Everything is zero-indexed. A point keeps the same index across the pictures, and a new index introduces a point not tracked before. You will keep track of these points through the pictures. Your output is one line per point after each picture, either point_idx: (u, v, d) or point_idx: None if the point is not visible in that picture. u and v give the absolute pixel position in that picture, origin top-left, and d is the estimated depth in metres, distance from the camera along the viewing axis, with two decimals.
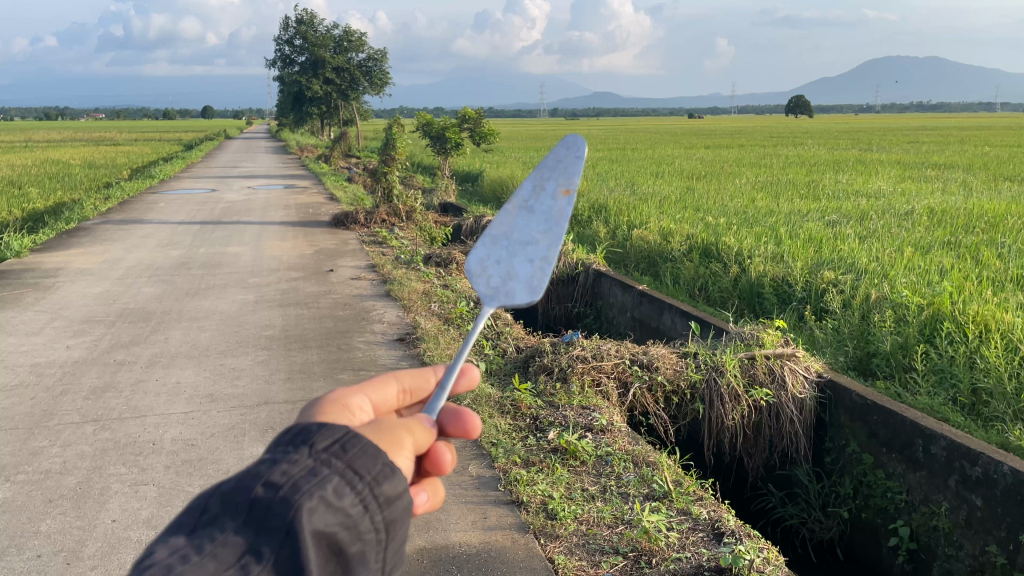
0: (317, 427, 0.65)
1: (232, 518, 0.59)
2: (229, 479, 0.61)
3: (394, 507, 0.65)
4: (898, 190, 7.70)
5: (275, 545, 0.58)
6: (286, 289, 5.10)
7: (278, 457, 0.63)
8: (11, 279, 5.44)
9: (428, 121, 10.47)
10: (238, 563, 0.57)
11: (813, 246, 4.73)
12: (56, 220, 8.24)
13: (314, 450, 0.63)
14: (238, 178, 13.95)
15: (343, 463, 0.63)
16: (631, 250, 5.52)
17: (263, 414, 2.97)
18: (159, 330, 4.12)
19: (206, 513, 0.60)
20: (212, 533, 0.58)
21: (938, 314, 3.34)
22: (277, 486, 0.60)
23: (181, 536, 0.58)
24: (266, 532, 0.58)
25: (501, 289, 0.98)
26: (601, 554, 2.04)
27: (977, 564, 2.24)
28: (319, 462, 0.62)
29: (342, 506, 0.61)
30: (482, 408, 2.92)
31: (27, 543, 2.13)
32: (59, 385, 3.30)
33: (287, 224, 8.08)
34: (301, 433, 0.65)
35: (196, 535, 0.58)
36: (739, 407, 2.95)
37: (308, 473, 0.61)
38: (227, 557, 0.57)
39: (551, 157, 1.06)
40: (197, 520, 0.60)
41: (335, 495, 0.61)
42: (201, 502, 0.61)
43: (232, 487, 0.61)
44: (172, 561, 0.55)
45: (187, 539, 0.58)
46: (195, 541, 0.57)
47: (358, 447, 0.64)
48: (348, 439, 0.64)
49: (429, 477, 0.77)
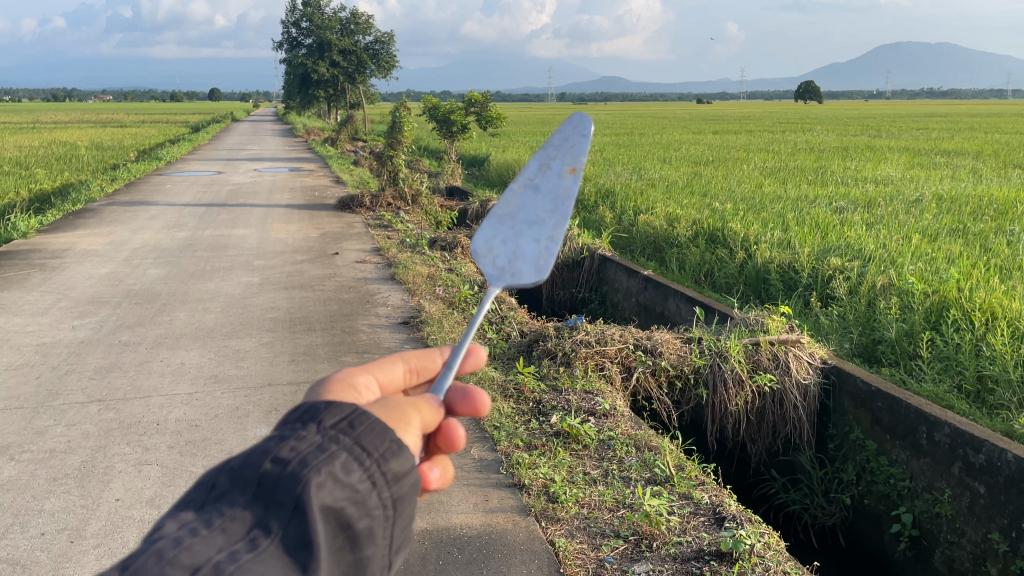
0: (326, 403, 0.64)
1: (242, 493, 0.59)
2: (238, 455, 0.61)
3: (402, 484, 0.64)
4: (907, 176, 7.64)
5: (283, 520, 0.58)
6: (291, 271, 5.11)
7: (287, 433, 0.62)
8: (16, 259, 5.46)
9: (435, 105, 10.44)
10: (246, 537, 0.57)
11: (819, 232, 4.70)
12: (63, 201, 8.28)
13: (322, 426, 0.62)
14: (245, 161, 13.98)
15: (351, 440, 0.62)
16: (637, 235, 5.50)
17: (267, 395, 2.98)
18: (164, 311, 4.13)
19: (216, 488, 0.60)
20: (221, 508, 0.58)
21: (944, 301, 3.33)
22: (285, 462, 0.60)
23: (191, 512, 0.59)
24: (275, 507, 0.58)
25: (508, 269, 0.97)
26: (601, 537, 2.05)
27: (979, 551, 2.24)
28: (328, 438, 0.61)
29: (350, 482, 0.61)
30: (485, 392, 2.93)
31: (32, 521, 2.15)
32: (64, 365, 3.32)
33: (293, 206, 8.08)
34: (309, 410, 0.64)
35: (205, 510, 0.59)
36: (744, 391, 2.93)
37: (315, 449, 0.60)
38: (236, 532, 0.57)
39: (558, 135, 1.04)
40: (207, 495, 0.60)
41: (344, 471, 0.60)
42: (212, 478, 0.61)
43: (242, 463, 0.61)
44: (181, 535, 0.56)
45: (196, 514, 0.58)
46: (204, 516, 0.58)
47: (365, 424, 0.63)
48: (356, 416, 0.63)
49: (439, 452, 0.75)
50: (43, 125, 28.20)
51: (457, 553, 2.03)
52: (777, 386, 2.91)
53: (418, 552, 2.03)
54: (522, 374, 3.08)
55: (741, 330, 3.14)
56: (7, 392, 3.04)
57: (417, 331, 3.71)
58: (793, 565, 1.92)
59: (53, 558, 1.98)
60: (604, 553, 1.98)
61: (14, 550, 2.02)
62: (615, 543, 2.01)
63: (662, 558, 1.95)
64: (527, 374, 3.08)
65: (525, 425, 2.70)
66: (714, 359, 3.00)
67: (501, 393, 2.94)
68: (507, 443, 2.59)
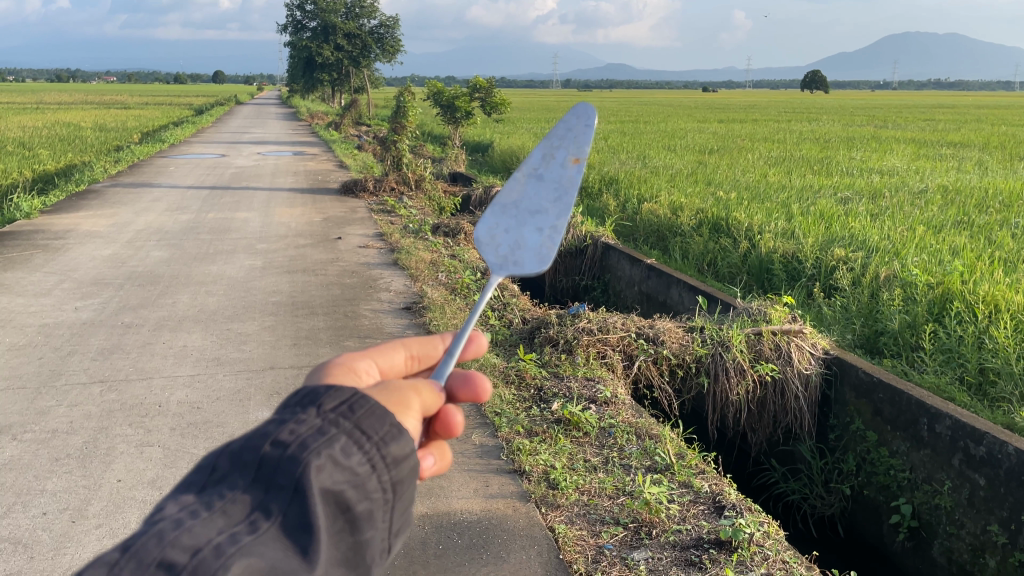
0: (325, 388, 0.64)
1: (242, 476, 0.59)
2: (238, 438, 0.61)
3: (402, 468, 0.64)
4: (913, 168, 7.61)
5: (283, 502, 0.58)
6: (294, 255, 5.11)
7: (287, 417, 0.62)
8: (19, 239, 5.47)
9: (439, 90, 10.40)
10: (247, 519, 0.57)
11: (824, 223, 4.69)
12: (66, 181, 8.28)
13: (322, 410, 0.62)
14: (249, 144, 13.96)
15: (351, 423, 0.62)
16: (640, 223, 5.49)
17: (269, 378, 2.98)
18: (167, 293, 4.14)
19: (216, 471, 0.60)
20: (221, 491, 0.58)
21: (947, 293, 3.32)
22: (286, 445, 0.60)
23: (191, 494, 0.59)
24: (275, 489, 0.58)
25: (510, 258, 0.97)
26: (601, 524, 2.05)
27: (977, 543, 2.24)
28: (328, 421, 0.61)
29: (350, 465, 0.61)
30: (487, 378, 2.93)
31: (33, 501, 2.15)
32: (67, 346, 3.33)
33: (296, 190, 8.07)
34: (309, 394, 0.64)
35: (205, 493, 0.58)
36: (745, 381, 2.93)
37: (315, 432, 0.60)
38: (236, 514, 0.57)
39: (562, 125, 1.05)
40: (207, 477, 0.60)
41: (343, 454, 0.61)
42: (212, 460, 0.61)
43: (242, 446, 0.61)
44: (181, 516, 0.56)
45: (197, 496, 0.58)
46: (204, 499, 0.58)
47: (365, 408, 0.63)
48: (356, 399, 0.63)
49: (438, 438, 0.75)
50: (46, 106, 28.10)
51: (456, 538, 2.04)
52: (778, 376, 2.91)
53: (417, 537, 2.03)
54: (524, 361, 3.08)
55: (743, 320, 3.13)
56: (9, 372, 3.04)
57: (419, 316, 3.71)
58: (792, 554, 1.93)
59: (55, 538, 1.99)
60: (604, 539, 1.98)
61: (15, 529, 2.02)
62: (615, 530, 2.02)
63: (661, 545, 1.95)
64: (529, 361, 3.08)
65: (526, 411, 2.71)
66: (716, 349, 3.00)
67: (502, 380, 2.94)
68: (507, 430, 2.60)
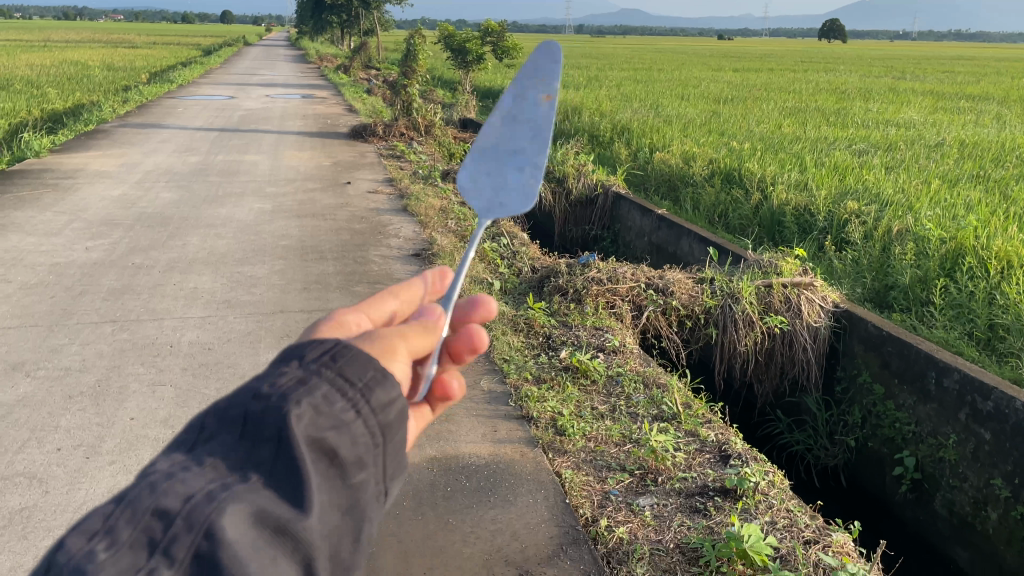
0: (308, 344, 0.65)
1: (229, 433, 0.59)
2: (223, 398, 0.62)
3: (389, 412, 0.64)
4: (930, 121, 7.46)
5: (270, 453, 0.57)
6: (304, 199, 5.09)
7: (269, 373, 0.63)
8: (29, 179, 5.47)
9: (450, 34, 10.23)
10: (234, 472, 0.56)
11: (837, 175, 4.63)
12: (75, 121, 8.25)
13: (304, 362, 0.62)
14: (258, 87, 13.82)
15: (334, 371, 0.62)
16: (652, 173, 5.43)
17: (279, 322, 3.00)
18: (177, 235, 4.14)
19: (204, 430, 0.60)
20: (210, 448, 0.58)
21: (960, 248, 3.29)
22: (269, 396, 0.60)
23: (181, 454, 0.59)
24: (261, 442, 0.58)
25: (496, 203, 0.99)
26: (607, 470, 2.08)
27: (980, 496, 2.26)
28: (310, 371, 0.62)
29: (333, 411, 0.60)
30: (496, 325, 2.93)
31: (46, 436, 2.19)
32: (78, 285, 3.34)
33: (305, 134, 8.01)
34: (292, 351, 0.64)
35: (194, 451, 0.58)
36: (753, 332, 2.93)
37: (297, 383, 0.60)
38: (224, 467, 0.56)
39: (531, 61, 1.00)
40: (196, 437, 0.60)
41: (326, 402, 0.60)
42: (200, 420, 0.61)
43: (227, 405, 0.61)
44: (171, 471, 0.56)
45: (186, 455, 0.58)
46: (193, 457, 0.57)
47: (348, 355, 0.63)
48: (338, 349, 0.64)
49: (421, 402, 0.77)
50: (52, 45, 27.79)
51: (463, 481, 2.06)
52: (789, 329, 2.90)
53: (425, 480, 2.06)
54: (533, 309, 3.08)
55: (754, 273, 3.12)
56: (20, 311, 3.07)
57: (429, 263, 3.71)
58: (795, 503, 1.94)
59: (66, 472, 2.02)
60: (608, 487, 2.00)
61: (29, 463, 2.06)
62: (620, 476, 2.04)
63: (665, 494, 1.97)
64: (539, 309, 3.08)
65: (535, 360, 2.71)
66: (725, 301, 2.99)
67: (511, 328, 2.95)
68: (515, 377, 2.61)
